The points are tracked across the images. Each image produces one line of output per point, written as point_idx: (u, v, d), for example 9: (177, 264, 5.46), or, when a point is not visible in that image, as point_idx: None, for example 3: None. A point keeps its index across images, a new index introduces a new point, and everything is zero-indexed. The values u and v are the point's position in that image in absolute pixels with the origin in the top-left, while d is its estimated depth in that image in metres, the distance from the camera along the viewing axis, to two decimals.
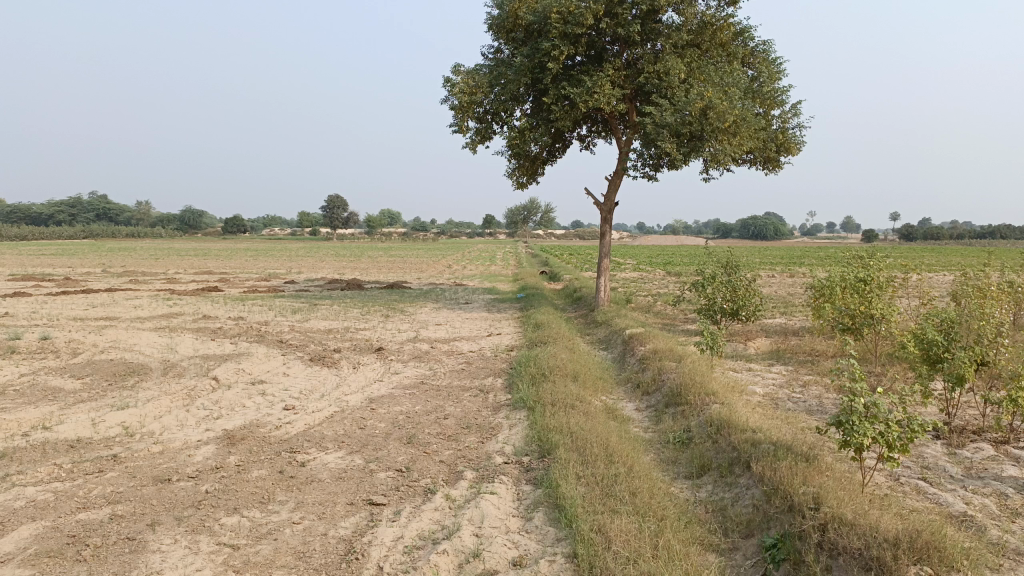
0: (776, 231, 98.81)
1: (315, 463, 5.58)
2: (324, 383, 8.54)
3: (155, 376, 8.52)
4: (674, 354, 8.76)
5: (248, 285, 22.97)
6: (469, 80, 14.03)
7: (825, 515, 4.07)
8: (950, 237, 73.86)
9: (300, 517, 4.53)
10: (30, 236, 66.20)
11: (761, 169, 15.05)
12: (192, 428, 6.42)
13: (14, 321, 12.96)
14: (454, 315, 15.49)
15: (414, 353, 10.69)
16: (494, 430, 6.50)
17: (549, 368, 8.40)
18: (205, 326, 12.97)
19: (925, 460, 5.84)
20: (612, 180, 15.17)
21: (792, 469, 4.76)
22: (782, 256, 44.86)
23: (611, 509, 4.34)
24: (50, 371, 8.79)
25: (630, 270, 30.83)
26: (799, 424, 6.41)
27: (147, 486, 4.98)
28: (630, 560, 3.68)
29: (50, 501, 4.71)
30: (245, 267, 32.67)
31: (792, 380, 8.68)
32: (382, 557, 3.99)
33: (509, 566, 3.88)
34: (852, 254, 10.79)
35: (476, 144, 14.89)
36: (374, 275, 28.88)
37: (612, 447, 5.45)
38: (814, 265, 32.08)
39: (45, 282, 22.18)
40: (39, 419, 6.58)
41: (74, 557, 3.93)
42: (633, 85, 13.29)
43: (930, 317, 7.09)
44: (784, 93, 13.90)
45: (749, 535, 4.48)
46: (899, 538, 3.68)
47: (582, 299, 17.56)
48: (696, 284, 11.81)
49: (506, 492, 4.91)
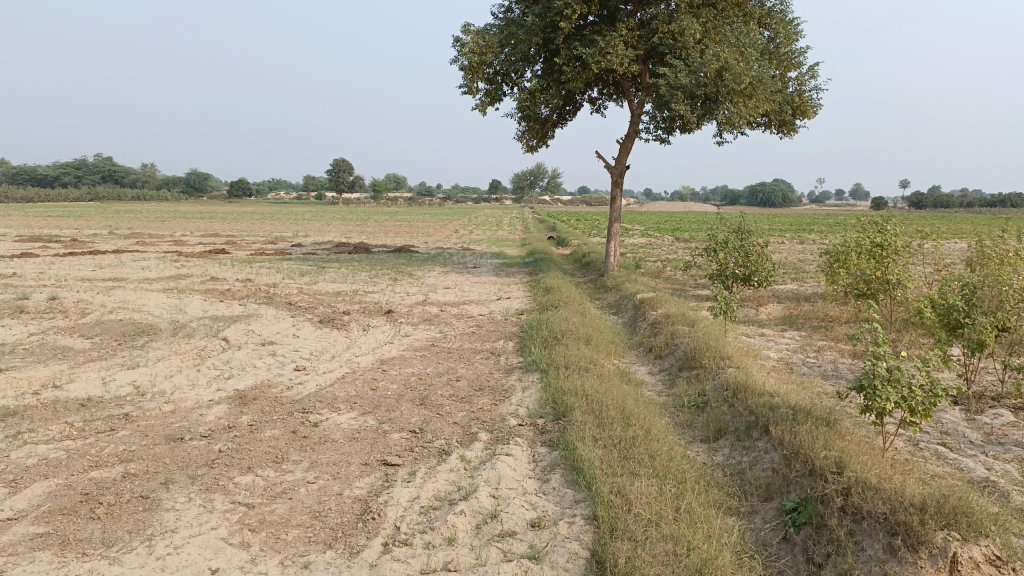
0: (785, 199, 97.96)
1: (328, 423, 5.53)
2: (334, 344, 8.49)
3: (165, 336, 8.49)
4: (687, 318, 8.67)
5: (255, 248, 22.89)
6: (480, 40, 13.77)
7: (848, 479, 4.00)
8: (960, 205, 73.12)
9: (315, 477, 4.49)
10: (37, 198, 66.30)
11: (776, 133, 14.78)
12: (204, 388, 6.39)
13: (22, 281, 12.92)
14: (462, 279, 15.38)
15: (424, 315, 10.64)
16: (507, 392, 6.45)
17: (562, 332, 8.33)
18: (214, 288, 12.94)
19: (944, 426, 5.76)
20: (623, 142, 14.94)
21: (812, 433, 4.68)
22: (793, 223, 44.37)
23: (629, 472, 4.29)
24: (59, 330, 8.75)
25: (638, 236, 30.57)
26: (815, 389, 6.33)
27: (160, 445, 4.95)
28: (652, 522, 3.62)
29: (62, 459, 4.67)
30: (253, 231, 32.64)
31: (806, 345, 8.58)
32: (399, 517, 3.95)
33: (527, 527, 3.83)
34: (867, 219, 10.60)
35: (485, 106, 14.62)
36: (381, 240, 28.70)
37: (628, 410, 5.39)
38: (825, 232, 31.78)
39: (53, 242, 22.20)
40: (49, 378, 6.54)
41: (88, 515, 3.90)
42: (647, 46, 12.99)
43: (949, 282, 6.96)
44: (801, 54, 13.60)
45: (769, 499, 4.43)
46: (926, 503, 3.60)
47: (591, 264, 17.39)
48: (708, 249, 11.65)
49: (522, 453, 4.86)
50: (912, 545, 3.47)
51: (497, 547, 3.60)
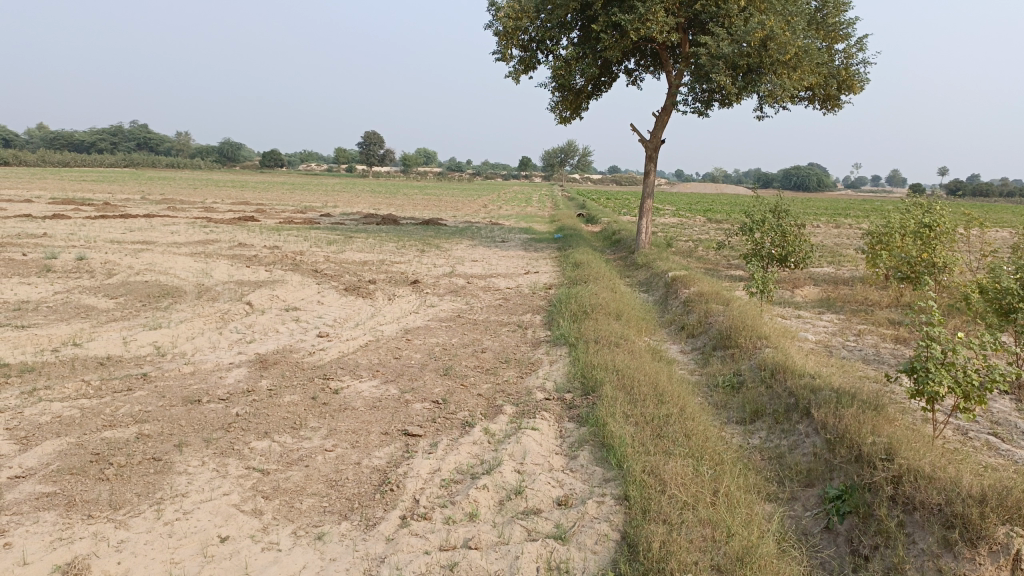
0: (819, 183, 96.25)
1: (349, 390, 5.37)
2: (358, 312, 8.33)
3: (189, 299, 8.39)
4: (721, 296, 8.36)
5: (285, 216, 22.79)
6: (515, 5, 13.40)
7: (899, 467, 3.72)
8: (1001, 195, 71.05)
9: (333, 445, 4.32)
10: (71, 163, 67.20)
11: (819, 109, 14.26)
12: (224, 350, 6.27)
13: (51, 242, 12.91)
14: (489, 252, 15.15)
15: (450, 287, 10.44)
16: (534, 365, 6.23)
17: (592, 306, 8.09)
18: (241, 253, 12.83)
19: (995, 415, 5.42)
20: (659, 116, 14.53)
21: (858, 418, 4.40)
22: (830, 208, 43.55)
23: (663, 451, 4.06)
24: (84, 289, 8.70)
25: (669, 216, 29.97)
26: (856, 372, 6.02)
27: (177, 406, 4.81)
28: (688, 505, 3.39)
29: (76, 417, 4.56)
30: (283, 200, 32.55)
31: (845, 328, 8.24)
32: (418, 490, 3.76)
33: (553, 506, 3.62)
34: (913, 200, 10.11)
35: (519, 74, 14.27)
36: (408, 213, 28.53)
37: (660, 387, 5.16)
38: (861, 216, 31.04)
39: (85, 206, 22.25)
40: (70, 335, 6.46)
41: (98, 475, 3.77)
42: (688, 14, 12.54)
43: (1004, 265, 6.53)
44: (849, 26, 13.04)
45: (810, 486, 4.17)
46: (986, 495, 3.32)
47: (621, 242, 17.05)
48: (744, 228, 11.26)
49: (548, 428, 4.64)
50: (970, 540, 3.20)
51: (520, 524, 3.40)
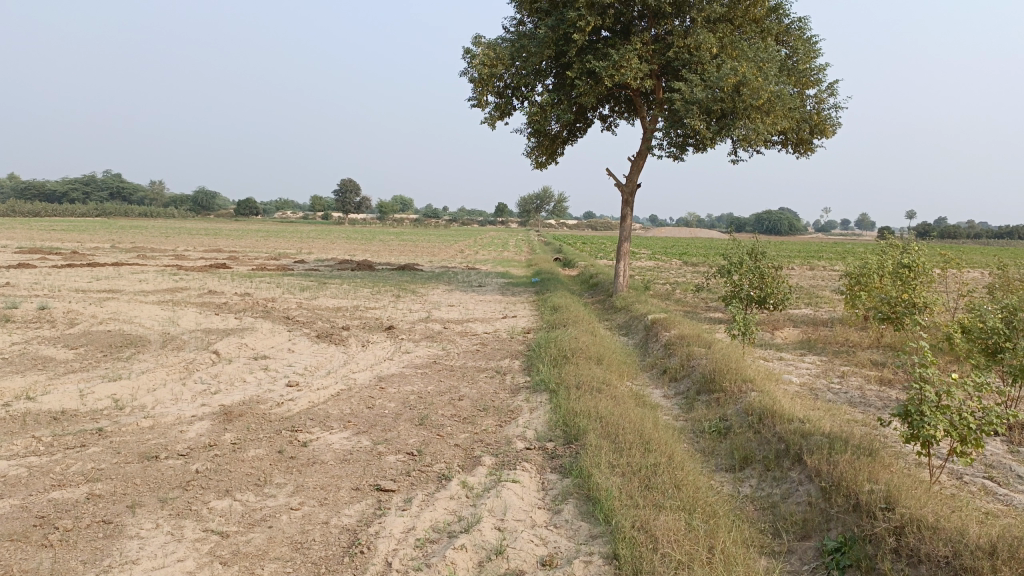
0: (791, 226, 97.63)
1: (318, 443, 5.08)
2: (330, 360, 8.05)
3: (153, 349, 8.04)
4: (702, 339, 8.19)
5: (259, 263, 22.39)
6: (490, 52, 13.43)
7: (901, 517, 3.53)
8: (967, 236, 72.65)
9: (299, 503, 4.03)
10: (42, 212, 66.43)
11: (793, 153, 14.41)
12: (187, 402, 5.95)
13: (13, 292, 12.48)
14: (466, 297, 14.95)
15: (426, 332, 10.19)
16: (513, 413, 5.98)
17: (572, 350, 7.88)
18: (211, 301, 12.50)
19: (989, 459, 5.25)
20: (634, 161, 14.56)
21: (853, 464, 4.21)
22: (801, 250, 44.03)
23: (652, 503, 3.82)
24: (44, 340, 8.33)
25: (646, 259, 29.93)
26: (845, 416, 5.85)
27: (133, 463, 4.50)
28: (683, 564, 3.16)
29: (22, 477, 4.23)
30: (258, 247, 32.13)
31: (828, 370, 8.09)
32: (391, 551, 3.48)
33: (536, 567, 3.36)
34: (889, 241, 10.09)
35: (495, 119, 14.25)
36: (383, 259, 28.27)
37: (647, 434, 4.93)
38: (833, 259, 31.37)
39: (53, 255, 21.74)
40: (23, 388, 6.11)
41: (39, 541, 3.45)
42: (662, 60, 12.66)
43: (988, 304, 6.43)
44: (819, 71, 13.25)
45: (806, 538, 3.95)
46: (997, 547, 3.14)
47: (599, 286, 16.93)
48: (721, 270, 11.18)
49: (530, 480, 4.39)
50: None
51: None
